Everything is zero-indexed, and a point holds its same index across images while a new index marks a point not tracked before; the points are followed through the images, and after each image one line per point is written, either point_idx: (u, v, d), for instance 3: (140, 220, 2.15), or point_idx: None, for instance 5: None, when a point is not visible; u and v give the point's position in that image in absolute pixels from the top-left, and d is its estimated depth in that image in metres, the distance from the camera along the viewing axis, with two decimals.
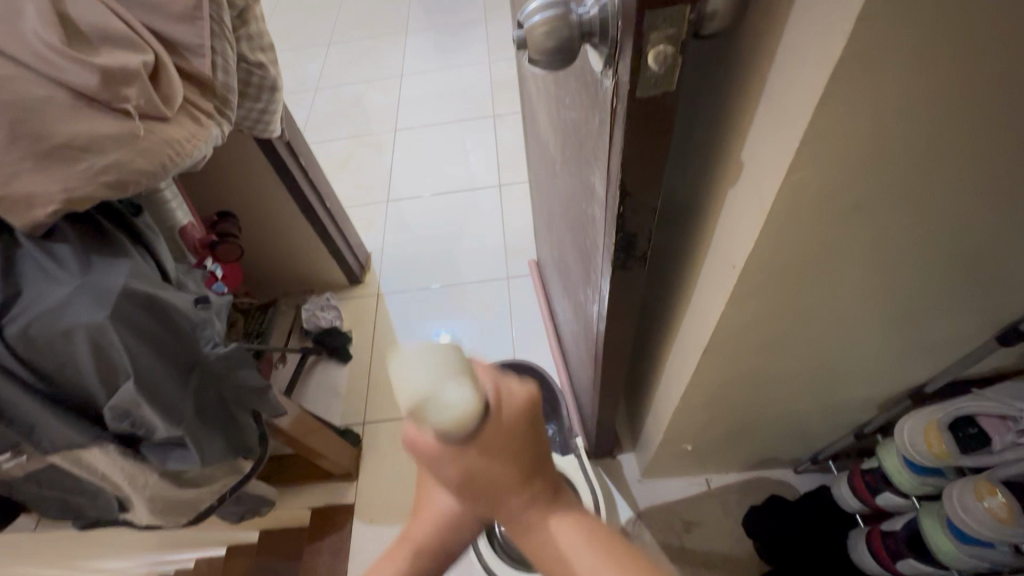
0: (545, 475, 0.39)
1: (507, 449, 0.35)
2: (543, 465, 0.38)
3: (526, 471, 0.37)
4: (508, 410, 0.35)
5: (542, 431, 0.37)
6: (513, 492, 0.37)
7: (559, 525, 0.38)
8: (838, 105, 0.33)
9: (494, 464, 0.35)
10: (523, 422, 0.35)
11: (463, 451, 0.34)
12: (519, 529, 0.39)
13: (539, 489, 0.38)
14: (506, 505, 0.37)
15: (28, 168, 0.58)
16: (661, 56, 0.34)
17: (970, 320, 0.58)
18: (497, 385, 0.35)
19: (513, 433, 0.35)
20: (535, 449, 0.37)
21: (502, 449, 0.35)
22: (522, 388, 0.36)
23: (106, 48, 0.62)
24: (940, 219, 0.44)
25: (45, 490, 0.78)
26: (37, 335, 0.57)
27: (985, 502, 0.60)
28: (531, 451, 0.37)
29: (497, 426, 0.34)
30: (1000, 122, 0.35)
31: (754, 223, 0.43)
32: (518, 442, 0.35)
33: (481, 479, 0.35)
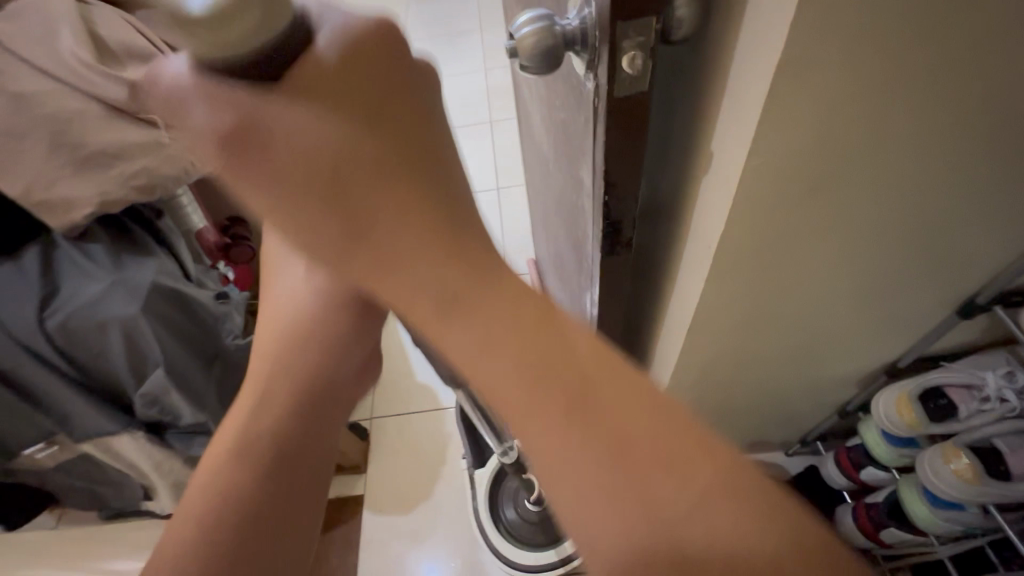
0: (410, 164, 0.29)
1: (327, 92, 0.27)
2: (380, 127, 0.28)
3: (363, 131, 0.28)
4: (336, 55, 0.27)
5: (397, 93, 0.28)
6: (340, 162, 0.28)
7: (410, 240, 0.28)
8: (785, 101, 0.38)
9: (310, 124, 0.27)
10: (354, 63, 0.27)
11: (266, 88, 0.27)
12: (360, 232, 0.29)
13: (391, 178, 0.28)
14: (331, 190, 0.28)
15: (66, 175, 0.63)
16: (632, 61, 0.39)
17: (931, 296, 0.63)
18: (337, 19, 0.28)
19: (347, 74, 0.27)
20: (384, 117, 0.28)
21: (320, 92, 0.27)
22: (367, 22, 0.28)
23: (132, 64, 0.68)
24: (890, 199, 0.49)
25: (74, 479, 0.82)
26: (75, 327, 0.62)
27: (952, 464, 0.65)
28: (387, 126, 0.28)
29: (314, 73, 0.27)
30: (930, 111, 0.41)
31: (723, 208, 0.48)
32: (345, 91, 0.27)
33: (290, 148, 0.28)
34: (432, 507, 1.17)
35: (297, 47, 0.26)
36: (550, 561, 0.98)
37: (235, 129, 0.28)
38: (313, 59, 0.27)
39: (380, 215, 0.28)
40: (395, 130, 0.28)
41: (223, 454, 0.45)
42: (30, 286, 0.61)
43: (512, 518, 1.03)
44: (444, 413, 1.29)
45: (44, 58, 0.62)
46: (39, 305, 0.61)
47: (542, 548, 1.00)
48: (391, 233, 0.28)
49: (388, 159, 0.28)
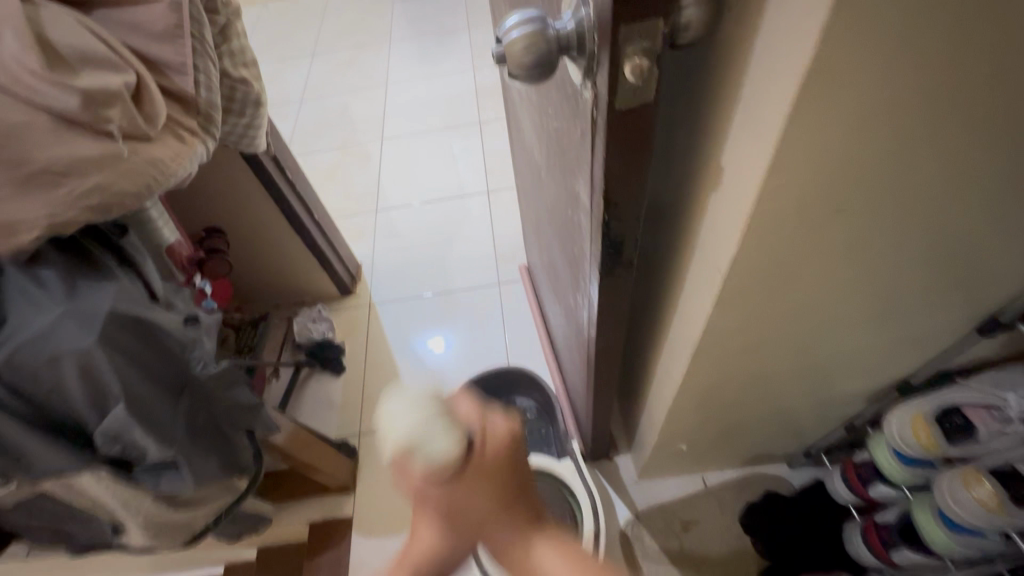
0: (528, 499, 0.39)
1: (490, 479, 0.38)
2: (526, 492, 0.39)
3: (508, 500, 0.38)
4: (489, 444, 0.38)
5: (523, 463, 0.40)
6: (496, 521, 0.38)
7: (545, 553, 0.37)
8: (811, 112, 0.34)
9: (480, 503, 0.37)
10: (502, 451, 0.38)
11: (449, 482, 0.37)
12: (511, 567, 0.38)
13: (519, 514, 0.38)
14: (493, 538, 0.38)
15: (10, 193, 0.57)
16: (638, 69, 0.34)
17: (952, 313, 0.59)
18: (482, 422, 0.39)
19: (497, 463, 0.38)
20: (516, 477, 0.39)
21: (486, 480, 0.37)
22: (503, 422, 0.40)
23: (86, 69, 0.62)
24: (916, 216, 0.45)
25: (37, 516, 0.77)
26: (23, 363, 0.56)
27: (974, 491, 0.61)
28: (512, 481, 0.39)
29: (480, 465, 0.37)
30: (969, 122, 0.37)
31: (737, 227, 0.43)
32: (501, 472, 0.38)
33: (465, 509, 0.38)
34: None
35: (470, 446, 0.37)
36: None
37: (443, 503, 0.38)
38: (478, 458, 0.38)
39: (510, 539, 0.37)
40: (524, 480, 0.39)
41: None
42: None
43: None
44: None
45: None
46: None
47: None
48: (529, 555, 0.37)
49: (515, 494, 0.38)
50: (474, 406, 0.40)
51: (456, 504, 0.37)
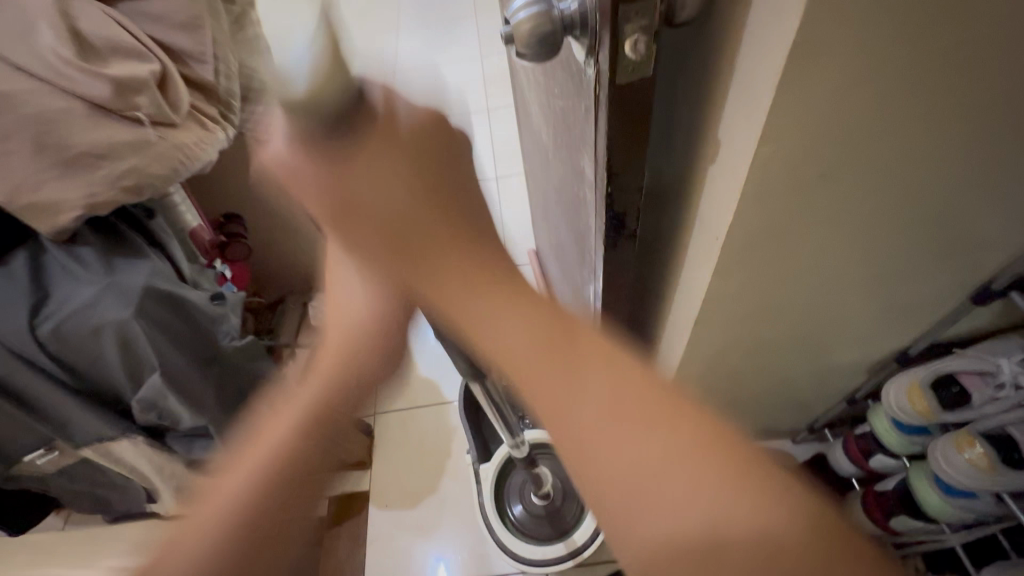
0: (461, 206, 0.39)
1: (391, 156, 0.38)
2: (437, 182, 0.39)
3: (427, 188, 0.38)
4: (403, 118, 0.39)
5: (451, 153, 0.40)
6: (403, 213, 0.38)
7: (480, 302, 0.38)
8: (798, 86, 0.36)
9: (383, 194, 0.38)
10: (422, 132, 0.39)
11: (343, 167, 0.38)
12: (431, 271, 0.38)
13: (440, 216, 0.38)
14: (412, 241, 0.38)
15: (52, 175, 0.61)
16: (635, 45, 0.37)
17: (945, 282, 0.61)
18: (390, 94, 0.39)
19: (413, 130, 0.39)
20: (443, 166, 0.39)
21: (386, 156, 0.38)
22: (423, 108, 0.40)
23: (115, 59, 0.65)
24: (904, 185, 0.47)
25: (77, 484, 0.82)
26: (68, 333, 0.61)
27: (966, 454, 0.63)
28: (430, 168, 0.39)
29: (389, 128, 0.38)
30: (952, 94, 0.39)
31: (732, 198, 0.46)
32: (417, 150, 0.38)
33: (371, 195, 0.37)
34: (438, 498, 1.17)
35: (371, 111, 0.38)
36: (559, 554, 0.98)
37: (329, 185, 0.38)
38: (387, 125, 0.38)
39: (445, 253, 0.38)
40: (441, 183, 0.39)
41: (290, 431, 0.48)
42: (20, 293, 0.60)
43: (521, 515, 1.02)
44: (447, 407, 1.28)
45: (24, 57, 0.60)
46: (31, 312, 0.60)
47: (551, 542, 0.99)
48: (445, 258, 0.38)
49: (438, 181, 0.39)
50: (385, 86, 0.40)
51: (355, 185, 0.37)
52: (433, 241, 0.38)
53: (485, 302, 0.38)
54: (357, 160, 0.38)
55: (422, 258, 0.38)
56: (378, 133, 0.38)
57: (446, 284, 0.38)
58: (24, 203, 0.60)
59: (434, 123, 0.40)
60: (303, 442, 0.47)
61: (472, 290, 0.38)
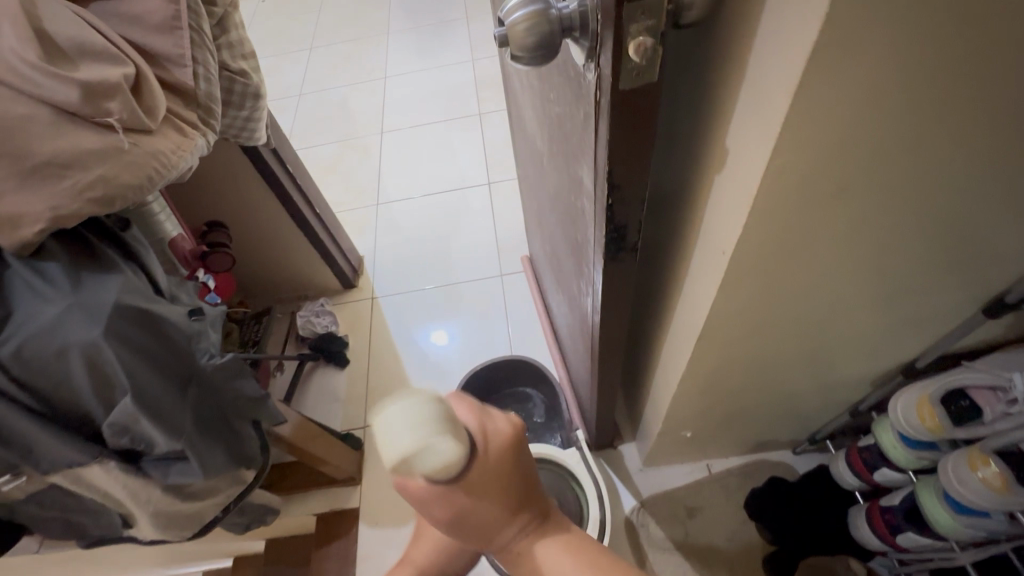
0: (538, 507, 0.38)
1: (495, 488, 0.35)
2: (532, 496, 0.38)
3: (515, 506, 0.36)
4: (494, 442, 0.35)
5: (530, 461, 0.38)
6: (502, 526, 0.36)
7: (547, 551, 0.37)
8: (816, 92, 0.33)
9: (484, 509, 0.35)
10: (508, 456, 0.35)
11: (452, 491, 0.34)
12: (514, 561, 0.38)
13: (524, 518, 0.37)
14: (496, 540, 0.37)
15: (13, 186, 0.57)
16: (641, 49, 0.34)
17: (957, 294, 0.59)
18: (482, 419, 0.36)
19: (503, 468, 0.35)
20: (523, 475, 0.37)
21: (490, 488, 0.35)
22: (505, 422, 0.36)
23: (86, 62, 0.62)
24: (922, 197, 0.44)
25: (49, 510, 0.78)
26: (31, 355, 0.57)
27: (979, 472, 0.61)
28: (518, 488, 0.36)
29: (484, 463, 0.34)
30: (976, 102, 0.36)
31: (740, 210, 0.43)
32: (506, 475, 0.35)
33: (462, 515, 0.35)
34: None
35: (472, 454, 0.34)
36: None
37: (445, 511, 0.35)
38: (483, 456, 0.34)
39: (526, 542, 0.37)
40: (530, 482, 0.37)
41: None
42: None
43: None
44: None
45: None
46: None
47: None
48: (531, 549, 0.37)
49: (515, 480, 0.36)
50: (471, 404, 0.37)
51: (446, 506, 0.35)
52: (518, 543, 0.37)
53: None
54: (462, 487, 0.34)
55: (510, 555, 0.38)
56: (476, 460, 0.34)
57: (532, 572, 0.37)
58: None
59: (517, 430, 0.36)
60: None
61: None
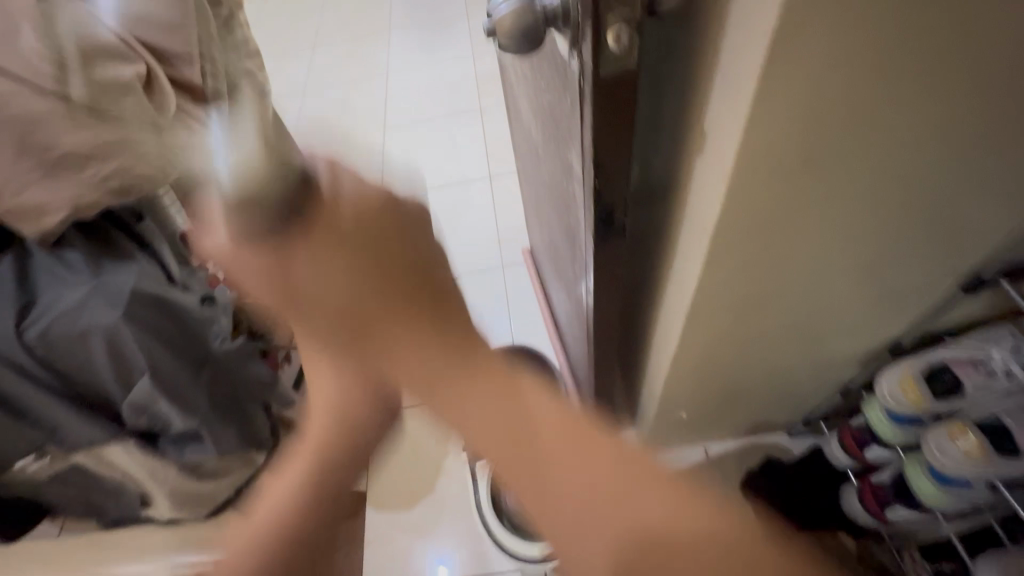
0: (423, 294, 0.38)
1: (345, 244, 0.37)
2: (392, 255, 0.38)
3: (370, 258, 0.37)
4: (346, 202, 0.38)
5: (393, 225, 0.38)
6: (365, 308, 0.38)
7: (475, 394, 0.38)
8: (778, 75, 0.36)
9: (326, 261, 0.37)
10: (358, 220, 0.38)
11: (280, 245, 0.38)
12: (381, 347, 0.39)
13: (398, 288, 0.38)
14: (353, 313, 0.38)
15: (36, 178, 0.61)
16: (617, 37, 0.37)
17: (935, 271, 0.61)
18: (335, 164, 0.40)
19: (355, 223, 0.38)
20: (386, 246, 0.38)
21: (341, 239, 0.37)
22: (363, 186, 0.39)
23: (100, 61, 0.63)
24: (891, 174, 0.47)
25: (71, 489, 0.82)
26: (57, 338, 0.61)
27: (959, 442, 0.64)
28: (384, 266, 0.38)
29: (333, 213, 0.38)
30: (933, 81, 0.39)
31: (718, 190, 0.46)
32: (363, 234, 0.37)
33: (315, 288, 0.38)
34: (437, 500, 1.16)
35: (306, 189, 0.38)
36: None
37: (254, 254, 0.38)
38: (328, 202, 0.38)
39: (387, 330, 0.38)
40: (398, 253, 0.38)
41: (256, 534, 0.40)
42: (7, 298, 0.60)
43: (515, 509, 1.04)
44: None
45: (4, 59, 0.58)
46: (17, 318, 0.60)
47: None
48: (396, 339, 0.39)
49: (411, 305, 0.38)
50: (328, 160, 0.40)
51: (300, 285, 0.38)
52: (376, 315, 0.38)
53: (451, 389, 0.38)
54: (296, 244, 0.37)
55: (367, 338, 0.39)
56: (320, 220, 0.38)
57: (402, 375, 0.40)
58: (8, 206, 0.60)
59: (383, 198, 0.39)
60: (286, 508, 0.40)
61: (421, 352, 0.39)
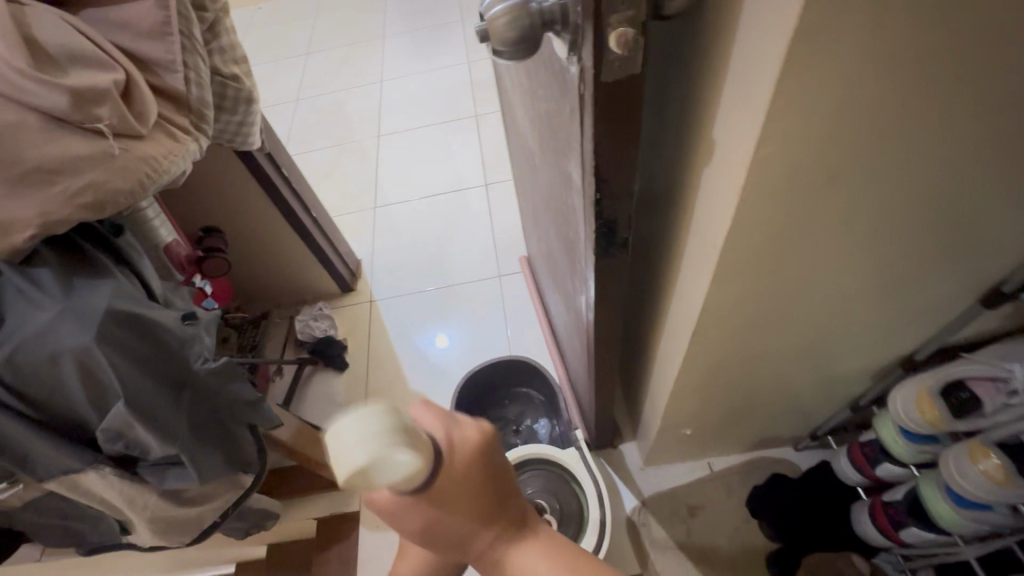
0: (513, 505, 0.38)
1: (464, 498, 0.35)
2: (507, 500, 0.37)
3: (487, 512, 0.36)
4: (459, 456, 0.35)
5: (500, 465, 0.37)
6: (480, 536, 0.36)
7: (529, 558, 0.36)
8: (797, 81, 0.33)
9: (446, 524, 0.35)
10: (476, 466, 0.35)
11: (417, 504, 0.34)
12: (492, 570, 0.37)
13: (505, 519, 0.37)
14: (469, 548, 0.36)
15: (3, 193, 0.57)
16: (621, 40, 0.34)
17: (956, 285, 0.58)
18: (449, 430, 0.36)
19: (469, 477, 0.35)
20: (494, 485, 0.36)
21: (460, 498, 0.35)
22: (473, 429, 0.36)
23: (75, 69, 0.62)
24: (912, 185, 0.44)
25: (47, 517, 0.78)
26: (23, 361, 0.57)
27: (980, 465, 0.60)
28: (492, 495, 0.36)
29: (451, 477, 0.34)
30: (966, 84, 0.36)
31: (729, 203, 0.43)
32: (475, 486, 0.35)
33: (444, 527, 0.35)
34: None
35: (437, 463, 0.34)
36: None
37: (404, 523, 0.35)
38: (450, 471, 0.34)
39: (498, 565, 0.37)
40: (504, 490, 0.37)
41: None
42: None
43: None
44: None
45: None
46: None
47: None
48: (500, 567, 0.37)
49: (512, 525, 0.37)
50: (438, 411, 0.36)
51: (429, 526, 0.35)
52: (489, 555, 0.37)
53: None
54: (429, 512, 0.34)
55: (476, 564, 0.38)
56: (441, 485, 0.34)
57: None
58: None
59: (491, 444, 0.37)
60: None
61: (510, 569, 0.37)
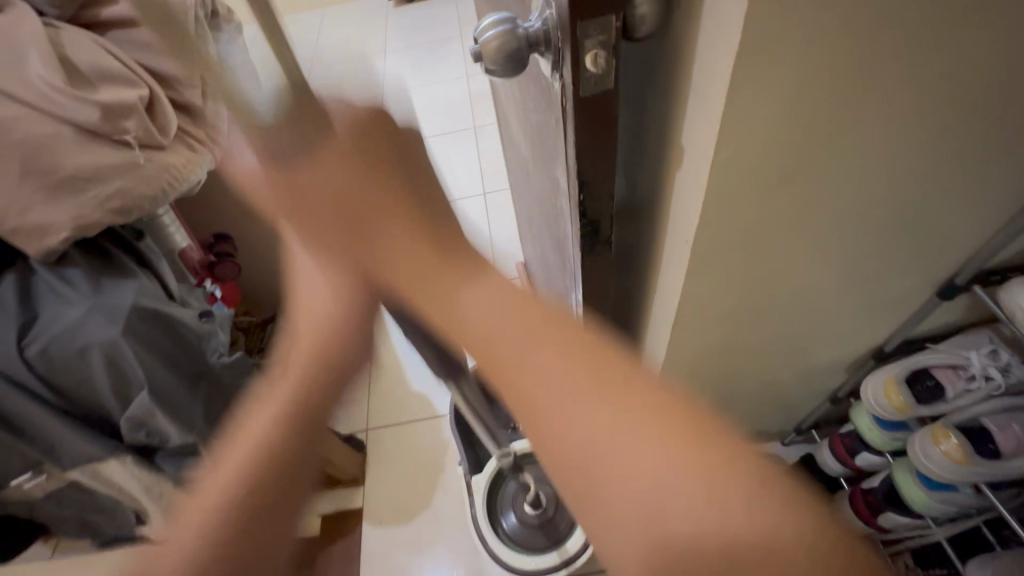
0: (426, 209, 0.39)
1: (352, 152, 0.37)
2: (410, 184, 0.39)
3: (387, 196, 0.38)
4: (345, 119, 0.38)
5: (397, 139, 0.40)
6: (383, 218, 0.37)
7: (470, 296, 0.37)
8: (747, 93, 0.38)
9: (331, 175, 0.37)
10: (362, 127, 0.38)
11: (296, 162, 0.37)
12: (394, 271, 0.38)
13: (391, 192, 0.38)
14: (371, 228, 0.38)
15: (40, 200, 0.62)
16: (595, 59, 0.39)
17: (914, 278, 0.64)
18: (346, 102, 0.39)
19: (362, 135, 0.38)
20: (398, 172, 0.39)
21: (344, 160, 0.37)
22: (367, 109, 0.39)
23: (104, 85, 0.68)
24: (860, 184, 0.49)
25: (66, 508, 0.82)
26: (56, 354, 0.62)
27: (942, 445, 0.65)
28: (398, 186, 0.38)
29: (342, 141, 0.37)
30: (896, 95, 0.41)
31: (697, 202, 0.48)
32: (367, 135, 0.38)
33: (318, 186, 0.37)
34: (433, 515, 1.16)
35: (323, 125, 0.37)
36: (552, 563, 0.97)
37: (283, 196, 0.38)
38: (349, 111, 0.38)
39: (397, 248, 0.37)
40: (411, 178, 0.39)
41: (262, 450, 0.42)
42: (9, 315, 0.61)
43: (513, 525, 1.02)
44: (440, 421, 1.28)
45: (12, 84, 0.62)
46: (19, 334, 0.61)
47: (545, 551, 0.99)
48: (392, 247, 0.37)
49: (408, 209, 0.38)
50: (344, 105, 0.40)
51: (303, 184, 0.37)
52: (392, 240, 0.37)
53: (427, 277, 0.37)
54: (310, 168, 0.37)
55: (368, 245, 0.38)
56: (329, 146, 0.37)
57: (392, 269, 0.38)
58: (12, 225, 0.61)
59: (373, 113, 0.39)
60: (294, 453, 0.43)
61: (421, 271, 0.37)
